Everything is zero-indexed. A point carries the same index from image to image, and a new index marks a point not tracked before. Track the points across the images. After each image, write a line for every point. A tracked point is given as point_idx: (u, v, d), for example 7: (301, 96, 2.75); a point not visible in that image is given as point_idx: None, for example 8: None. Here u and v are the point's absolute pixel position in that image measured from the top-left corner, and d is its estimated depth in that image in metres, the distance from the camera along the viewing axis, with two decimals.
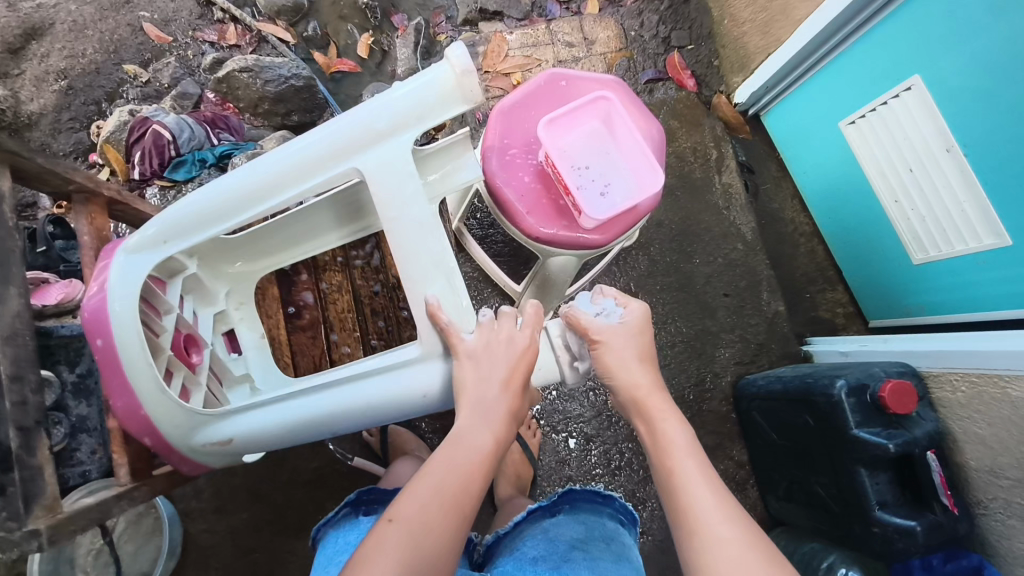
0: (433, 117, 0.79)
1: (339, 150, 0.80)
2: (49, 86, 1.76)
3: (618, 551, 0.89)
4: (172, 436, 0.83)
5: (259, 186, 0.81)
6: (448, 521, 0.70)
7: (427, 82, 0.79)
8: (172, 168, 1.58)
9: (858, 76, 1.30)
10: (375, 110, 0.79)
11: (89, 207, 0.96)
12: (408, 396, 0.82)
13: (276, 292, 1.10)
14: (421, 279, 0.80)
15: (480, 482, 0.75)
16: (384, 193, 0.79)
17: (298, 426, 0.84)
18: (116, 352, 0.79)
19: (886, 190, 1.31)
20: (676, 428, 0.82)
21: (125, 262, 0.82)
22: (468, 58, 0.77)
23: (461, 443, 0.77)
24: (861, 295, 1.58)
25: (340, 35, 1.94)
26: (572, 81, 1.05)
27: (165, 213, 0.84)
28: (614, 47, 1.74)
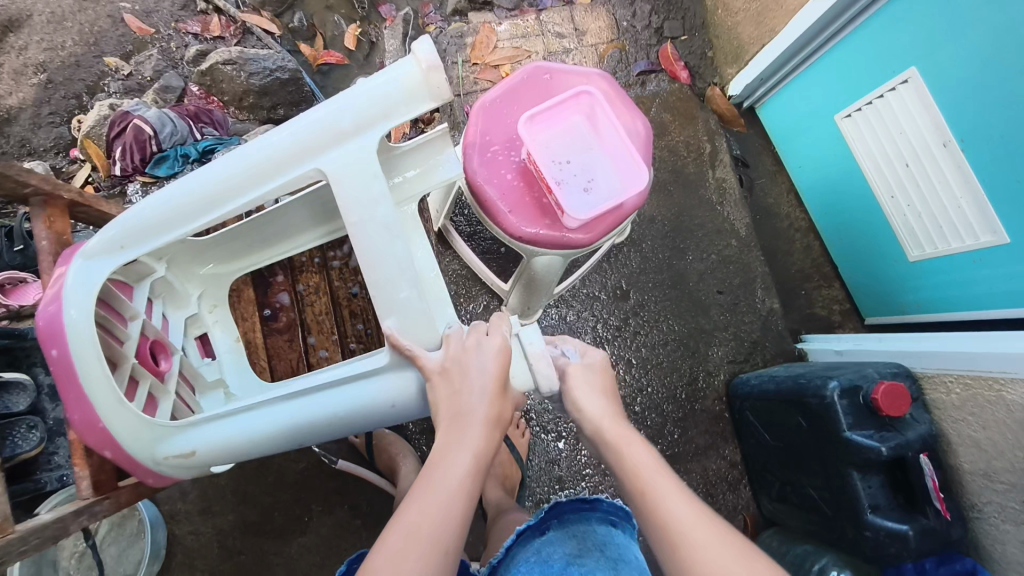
0: (401, 114, 0.76)
1: (302, 148, 0.76)
2: (28, 80, 1.72)
3: (615, 557, 0.86)
4: (134, 450, 0.80)
5: (220, 188, 0.78)
6: (428, 564, 0.64)
7: (392, 79, 0.75)
8: (154, 164, 1.54)
9: (853, 68, 1.27)
10: (338, 107, 0.76)
11: (48, 210, 0.93)
12: (377, 404, 0.80)
13: (251, 294, 1.07)
14: (387, 285, 0.76)
15: (461, 508, 0.69)
16: (350, 194, 0.76)
17: (265, 438, 0.82)
18: (71, 363, 0.77)
19: (884, 186, 1.27)
20: (641, 448, 0.77)
21: (83, 266, 0.80)
22: (435, 53, 0.74)
23: (440, 471, 0.71)
24: (857, 291, 1.55)
25: (327, 26, 1.90)
26: (556, 74, 1.02)
27: (123, 216, 0.81)
28: (606, 38, 1.69)
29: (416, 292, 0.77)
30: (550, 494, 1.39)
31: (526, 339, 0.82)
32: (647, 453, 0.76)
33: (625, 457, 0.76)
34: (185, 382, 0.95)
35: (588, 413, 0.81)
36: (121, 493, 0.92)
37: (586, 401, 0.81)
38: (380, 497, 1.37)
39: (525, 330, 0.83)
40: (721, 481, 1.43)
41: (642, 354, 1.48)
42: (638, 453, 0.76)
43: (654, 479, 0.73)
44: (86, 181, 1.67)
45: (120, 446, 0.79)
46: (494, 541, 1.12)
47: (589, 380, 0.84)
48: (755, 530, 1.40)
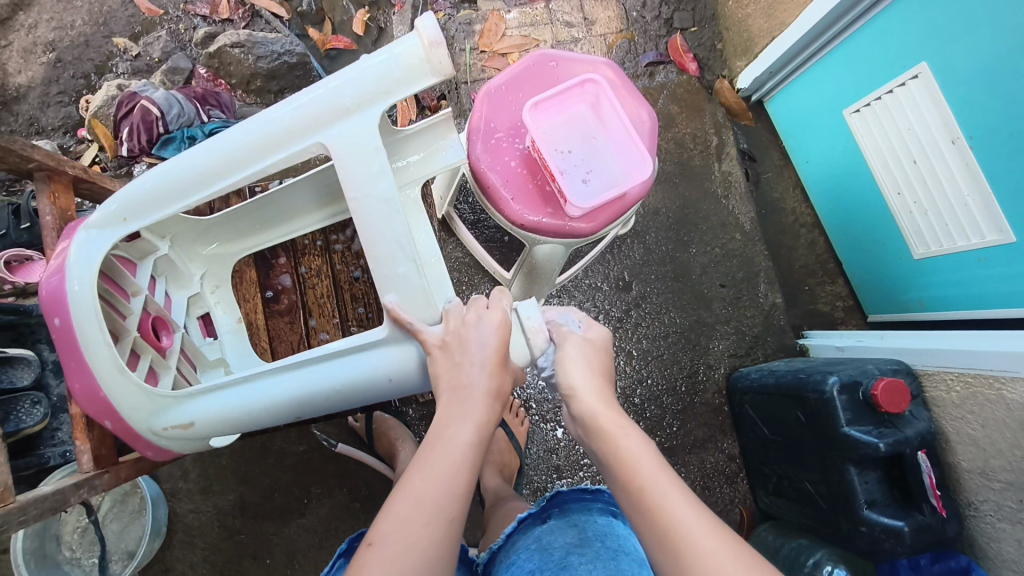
0: (402, 91, 0.76)
1: (304, 124, 0.76)
2: (37, 59, 1.73)
3: (615, 547, 0.86)
4: (133, 421, 0.81)
5: (221, 161, 0.78)
6: (434, 531, 0.64)
7: (393, 55, 0.75)
8: (161, 145, 1.54)
9: (863, 62, 1.26)
10: (339, 83, 0.76)
11: (52, 185, 0.93)
12: (374, 378, 0.80)
13: (254, 275, 1.07)
14: (387, 260, 0.76)
15: (464, 481, 0.69)
16: (351, 171, 0.76)
17: (261, 412, 0.82)
18: (73, 333, 0.78)
19: (890, 181, 1.27)
20: (636, 440, 0.72)
21: (85, 240, 0.80)
22: (438, 30, 0.74)
23: (440, 451, 0.71)
24: (861, 287, 1.54)
25: (335, 11, 1.89)
26: (562, 62, 1.02)
27: (126, 190, 0.81)
28: (614, 28, 1.68)
29: (416, 270, 0.77)
30: (548, 483, 1.40)
31: (524, 313, 0.83)
32: (643, 444, 0.72)
33: (620, 450, 0.71)
34: (187, 359, 0.96)
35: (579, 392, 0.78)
36: (121, 467, 0.93)
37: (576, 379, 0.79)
38: (379, 481, 1.38)
39: (522, 304, 0.83)
40: (719, 474, 1.43)
41: (643, 345, 1.48)
42: (634, 445, 0.71)
43: (649, 472, 0.68)
44: (93, 162, 1.68)
45: (120, 417, 0.80)
46: (492, 527, 1.13)
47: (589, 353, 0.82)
48: (751, 524, 1.40)
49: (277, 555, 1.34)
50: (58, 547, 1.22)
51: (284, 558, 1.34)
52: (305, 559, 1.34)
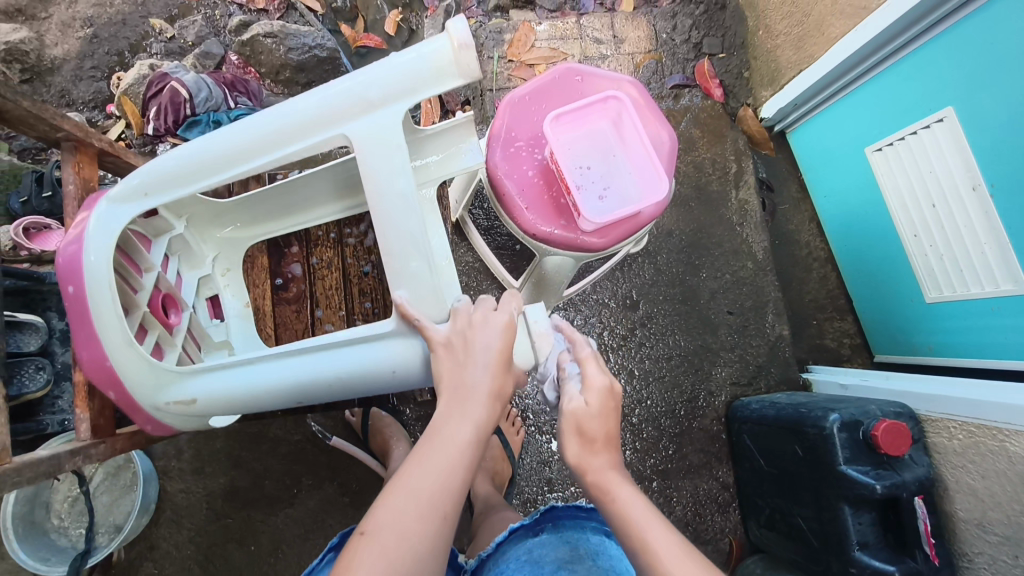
0: (428, 90, 0.76)
1: (329, 115, 0.77)
2: (74, 33, 1.77)
3: (609, 564, 0.86)
4: (138, 393, 0.81)
5: (246, 146, 0.79)
6: (426, 524, 0.64)
7: (422, 54, 0.75)
8: (186, 127, 1.57)
9: (892, 100, 1.25)
10: (366, 78, 0.76)
11: (77, 156, 0.94)
12: (378, 370, 0.80)
13: (265, 262, 1.07)
14: (398, 256, 0.77)
15: (460, 477, 0.69)
16: (372, 166, 0.76)
17: (261, 394, 0.82)
18: (87, 303, 0.79)
19: (907, 224, 1.27)
20: (631, 499, 0.70)
21: (106, 212, 0.81)
22: (468, 33, 0.74)
23: (441, 448, 0.70)
24: (870, 327, 1.53)
25: (369, 10, 1.92)
26: (587, 77, 1.02)
27: (148, 166, 0.82)
28: (643, 48, 1.69)
29: (429, 271, 0.78)
30: (539, 495, 1.39)
31: (532, 317, 0.84)
32: (639, 501, 0.70)
33: (618, 507, 0.70)
34: (192, 340, 0.95)
35: (579, 463, 0.73)
36: (118, 439, 0.94)
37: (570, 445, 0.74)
38: (370, 478, 1.38)
39: (529, 308, 0.85)
40: (711, 502, 1.42)
41: (644, 366, 1.47)
42: (632, 501, 0.70)
43: (647, 530, 0.67)
44: (119, 138, 1.71)
45: (124, 388, 0.82)
46: (481, 534, 1.12)
47: (587, 423, 0.73)
48: (739, 555, 1.39)
49: (263, 541, 1.34)
50: (47, 515, 1.24)
51: (269, 546, 1.34)
52: (289, 550, 1.33)
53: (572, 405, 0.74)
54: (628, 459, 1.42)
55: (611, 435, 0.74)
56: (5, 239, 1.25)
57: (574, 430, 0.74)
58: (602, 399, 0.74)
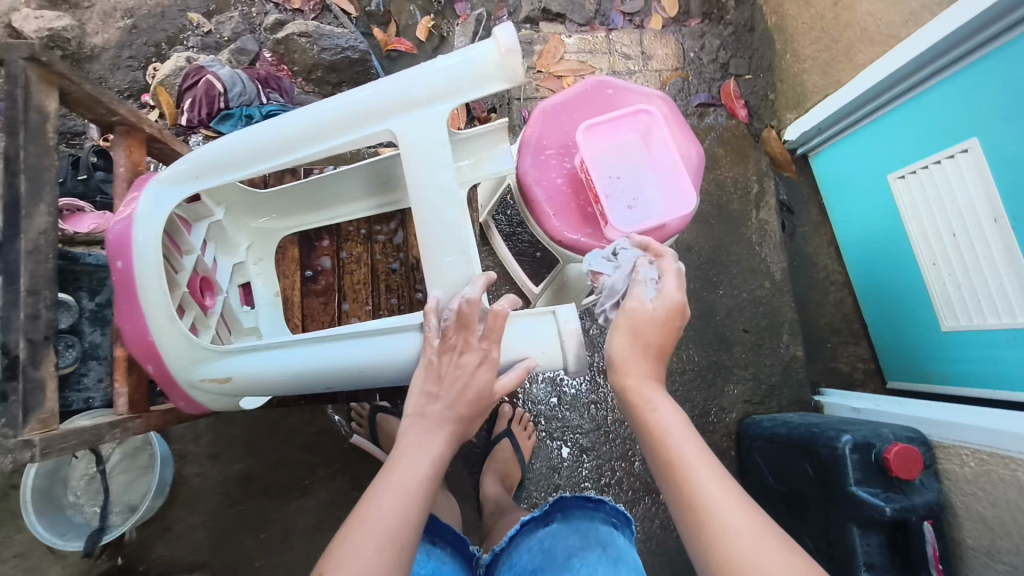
0: (473, 91, 0.78)
1: (376, 111, 0.79)
2: (115, 23, 1.82)
3: (617, 552, 0.89)
4: (175, 369, 0.84)
5: (295, 137, 0.81)
6: (385, 557, 0.62)
7: (469, 56, 0.77)
8: (219, 120, 1.61)
9: (916, 128, 1.26)
10: (414, 76, 0.78)
11: (129, 140, 0.97)
12: (406, 361, 0.82)
13: (295, 254, 1.08)
14: (436, 247, 0.80)
15: (417, 512, 0.68)
16: (415, 162, 0.79)
17: (292, 376, 0.84)
18: (134, 278, 0.81)
19: (926, 252, 1.28)
20: (667, 410, 0.74)
21: (155, 193, 0.84)
22: (515, 39, 0.76)
23: (391, 496, 0.68)
24: (884, 353, 1.54)
25: (402, 15, 1.95)
26: (619, 90, 1.04)
27: (198, 151, 0.84)
28: (670, 66, 1.72)
29: (463, 267, 0.80)
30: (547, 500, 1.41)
31: (562, 315, 0.83)
32: (675, 414, 0.74)
33: (650, 422, 0.74)
34: (224, 323, 0.99)
35: (624, 364, 0.78)
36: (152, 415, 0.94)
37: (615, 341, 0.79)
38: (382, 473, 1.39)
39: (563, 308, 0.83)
40: None
41: None
42: (665, 417, 0.74)
43: (681, 443, 0.71)
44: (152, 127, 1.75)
45: (163, 361, 0.84)
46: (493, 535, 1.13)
47: (645, 326, 0.78)
48: None
49: (274, 529, 1.36)
50: (64, 491, 1.26)
51: (280, 534, 1.36)
52: (300, 539, 1.36)
53: (636, 308, 0.79)
54: (637, 471, 1.44)
55: (665, 346, 0.80)
56: None
57: (630, 331, 0.79)
58: (668, 315, 0.78)
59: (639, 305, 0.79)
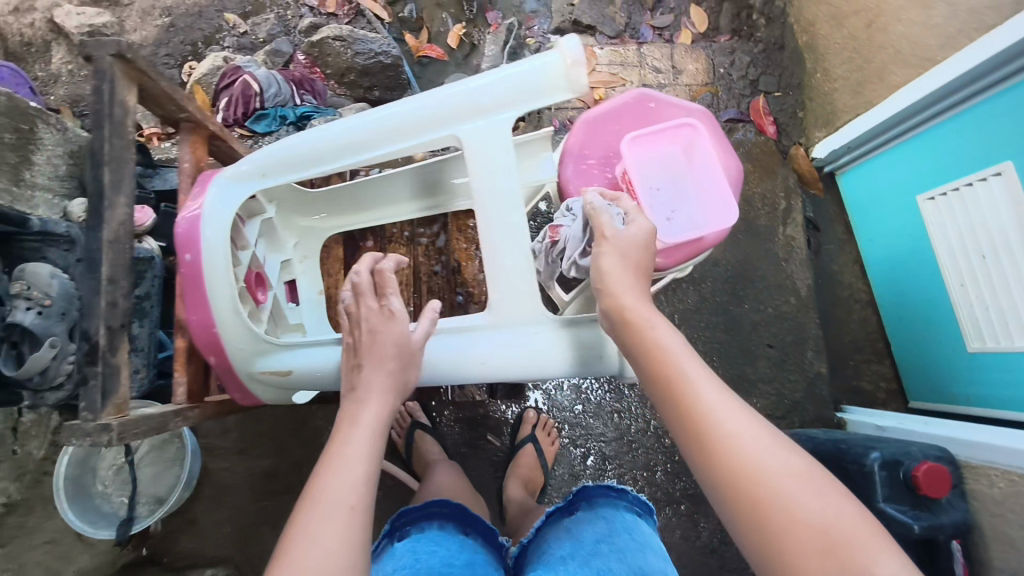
0: (539, 100, 0.80)
1: (442, 117, 0.81)
2: (153, 21, 1.85)
3: (644, 539, 0.90)
4: (236, 359, 0.88)
5: (360, 139, 0.84)
6: (339, 524, 0.64)
7: (536, 65, 0.79)
8: (254, 119, 1.64)
9: (947, 150, 1.27)
10: (480, 83, 0.80)
11: (193, 138, 0.99)
12: (470, 360, 0.85)
13: (339, 254, 1.08)
14: (498, 251, 0.83)
15: (363, 473, 0.69)
16: (481, 167, 0.82)
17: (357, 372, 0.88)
18: (202, 268, 0.85)
19: (954, 273, 1.29)
20: (667, 331, 0.75)
21: (223, 191, 0.87)
22: (581, 50, 0.78)
23: (338, 467, 0.69)
24: (907, 373, 1.54)
25: (434, 22, 1.98)
26: (661, 104, 1.04)
27: (262, 151, 0.87)
28: (700, 80, 1.74)
29: (526, 274, 0.83)
30: None
31: None
32: (674, 335, 0.75)
33: (652, 343, 0.74)
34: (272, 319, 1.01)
35: (619, 289, 0.80)
36: (208, 406, 0.95)
37: (610, 271, 0.82)
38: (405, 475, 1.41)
39: None
40: None
41: None
42: (664, 337, 0.75)
43: (682, 363, 0.71)
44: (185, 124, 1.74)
45: (225, 353, 0.87)
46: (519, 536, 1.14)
47: (629, 250, 0.83)
48: None
49: None
50: (93, 480, 1.28)
51: None
52: None
53: (614, 232, 0.85)
54: (659, 481, 1.44)
55: (645, 271, 0.84)
56: (81, 211, 1.36)
57: (618, 255, 0.83)
58: (643, 233, 0.85)
59: (616, 230, 0.85)
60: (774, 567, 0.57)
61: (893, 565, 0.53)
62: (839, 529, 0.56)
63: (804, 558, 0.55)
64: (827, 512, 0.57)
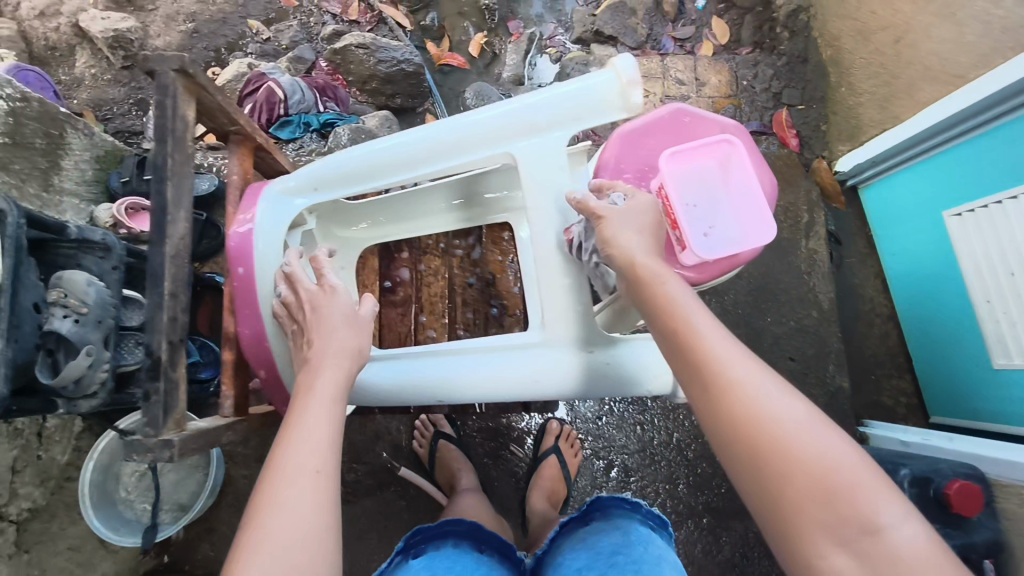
0: (590, 119, 0.86)
1: (497, 135, 0.87)
2: (177, 26, 1.86)
3: (661, 549, 0.88)
4: (287, 375, 0.93)
5: (414, 156, 0.88)
6: (309, 491, 0.65)
7: (589, 86, 0.84)
8: (278, 126, 1.65)
9: (975, 167, 1.27)
10: (536, 104, 0.85)
11: (241, 150, 0.99)
12: (521, 377, 0.88)
13: (375, 265, 1.11)
14: (545, 263, 0.89)
15: (325, 438, 0.70)
16: (534, 183, 0.89)
17: (408, 387, 0.91)
18: (255, 286, 0.90)
19: (980, 289, 1.28)
20: (677, 284, 0.75)
21: (276, 203, 0.92)
22: (636, 71, 0.82)
23: (301, 436, 0.69)
24: (928, 389, 1.54)
25: (455, 31, 1.99)
26: (696, 118, 1.04)
27: (315, 166, 0.92)
28: (723, 92, 1.76)
29: (574, 290, 0.88)
30: None
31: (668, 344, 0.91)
32: (685, 288, 0.75)
33: (662, 295, 0.75)
34: None
35: (630, 250, 0.80)
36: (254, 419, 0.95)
37: (622, 236, 0.80)
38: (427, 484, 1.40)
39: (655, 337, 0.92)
40: (759, 545, 1.40)
41: None
42: (675, 289, 0.75)
43: (693, 314, 0.72)
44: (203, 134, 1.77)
45: (276, 367, 0.92)
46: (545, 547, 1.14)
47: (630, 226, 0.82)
48: None
49: None
50: (116, 487, 1.27)
51: None
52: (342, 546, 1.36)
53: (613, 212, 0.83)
54: (681, 494, 1.43)
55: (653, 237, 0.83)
56: (108, 216, 1.37)
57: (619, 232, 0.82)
58: (642, 205, 0.85)
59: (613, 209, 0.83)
60: (777, 514, 0.60)
61: (895, 513, 0.56)
62: (843, 471, 0.58)
63: (806, 501, 0.58)
64: (834, 454, 0.59)
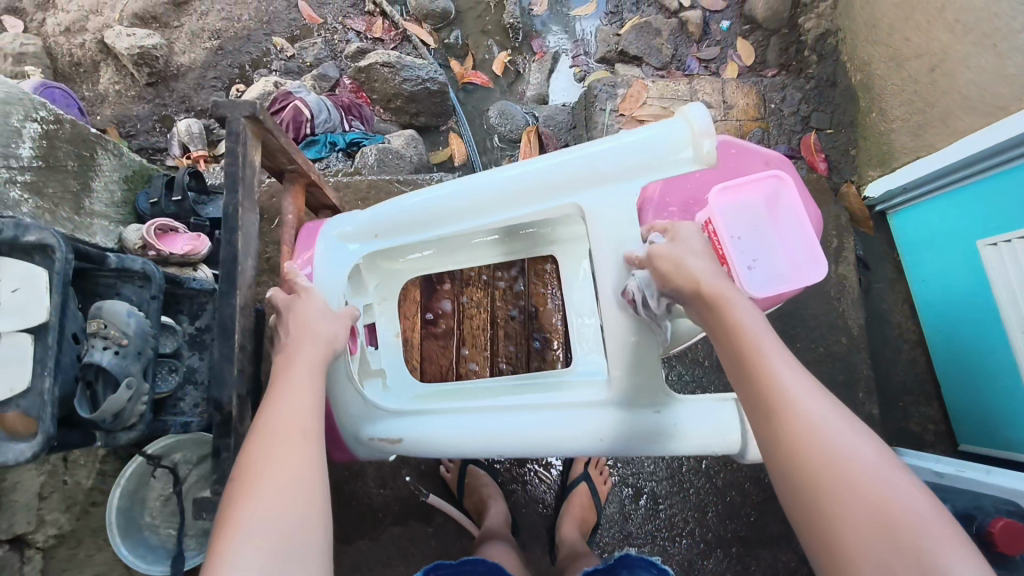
0: (661, 168, 0.86)
1: (564, 184, 0.88)
2: (201, 43, 1.85)
3: None
4: (345, 424, 0.94)
5: (480, 204, 0.90)
6: (301, 450, 0.70)
7: (660, 136, 0.85)
8: (305, 144, 1.63)
9: (1014, 197, 1.24)
10: (605, 154, 0.86)
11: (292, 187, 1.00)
12: (582, 434, 0.87)
13: (416, 295, 1.13)
14: (610, 312, 0.90)
15: (314, 408, 0.76)
16: (602, 232, 0.90)
17: (466, 441, 0.89)
18: None
19: (1016, 321, 1.25)
20: (747, 309, 0.75)
21: (339, 248, 0.95)
22: (708, 123, 0.83)
23: (287, 399, 0.75)
24: (957, 417, 1.53)
25: (479, 49, 1.99)
26: (744, 150, 1.03)
27: (377, 211, 0.94)
28: (750, 115, 1.74)
29: (641, 341, 0.88)
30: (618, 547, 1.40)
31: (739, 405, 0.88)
32: (757, 315, 0.75)
33: (733, 319, 0.75)
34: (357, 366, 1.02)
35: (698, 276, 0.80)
36: None
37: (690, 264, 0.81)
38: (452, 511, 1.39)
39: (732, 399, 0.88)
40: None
41: None
42: (746, 315, 0.75)
43: (765, 342, 0.72)
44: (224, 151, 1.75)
45: (334, 418, 0.94)
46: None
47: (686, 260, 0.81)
48: None
49: (343, 562, 1.34)
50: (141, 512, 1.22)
51: (349, 568, 1.34)
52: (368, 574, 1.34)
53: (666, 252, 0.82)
54: (710, 522, 1.41)
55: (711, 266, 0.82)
56: (137, 239, 1.29)
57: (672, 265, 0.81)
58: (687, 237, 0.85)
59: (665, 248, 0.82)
60: (826, 545, 0.58)
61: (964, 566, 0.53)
62: (907, 512, 0.56)
63: (862, 537, 0.56)
64: (901, 496, 0.57)
